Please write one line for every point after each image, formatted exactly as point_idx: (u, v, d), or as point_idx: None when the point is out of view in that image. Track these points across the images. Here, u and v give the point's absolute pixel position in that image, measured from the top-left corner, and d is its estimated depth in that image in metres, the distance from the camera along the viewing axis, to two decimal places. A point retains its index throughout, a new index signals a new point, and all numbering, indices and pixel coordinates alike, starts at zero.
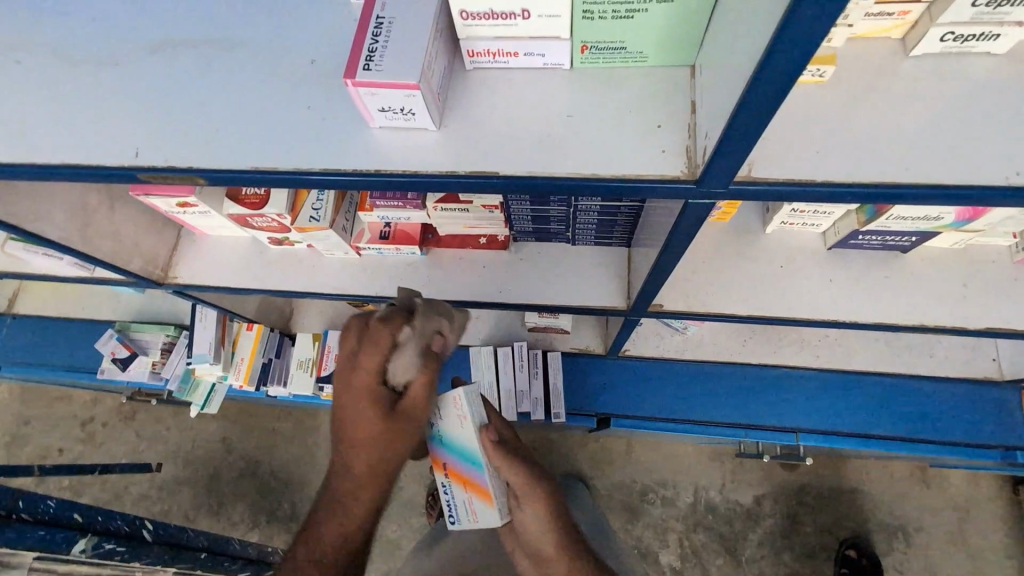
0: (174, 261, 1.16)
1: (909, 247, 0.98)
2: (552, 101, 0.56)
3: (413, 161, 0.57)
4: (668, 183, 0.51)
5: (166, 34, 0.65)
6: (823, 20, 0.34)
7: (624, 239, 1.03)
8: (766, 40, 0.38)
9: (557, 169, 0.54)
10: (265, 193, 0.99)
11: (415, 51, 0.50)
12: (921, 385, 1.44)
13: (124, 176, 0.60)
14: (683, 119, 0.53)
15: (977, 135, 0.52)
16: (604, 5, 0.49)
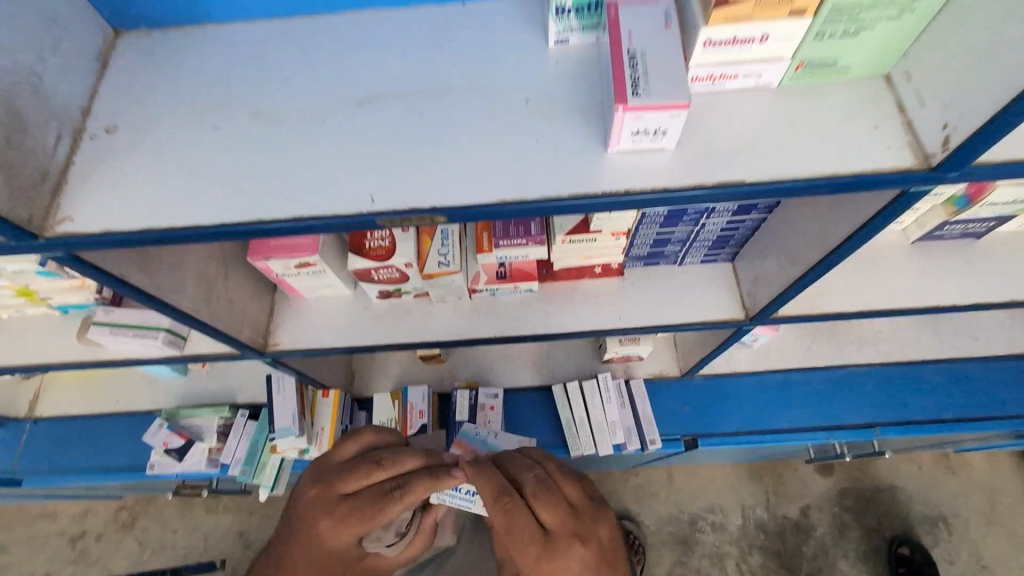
0: (273, 328, 1.12)
1: (983, 232, 1.10)
2: (768, 114, 0.62)
3: (652, 179, 0.60)
4: (906, 174, 0.57)
5: (370, 89, 0.68)
6: None
7: (731, 254, 1.09)
8: None
9: (797, 172, 0.59)
10: (390, 244, 0.99)
11: (674, 76, 0.55)
12: (972, 367, 1.54)
13: (363, 222, 0.62)
14: (897, 118, 0.60)
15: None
16: (839, 25, 0.56)
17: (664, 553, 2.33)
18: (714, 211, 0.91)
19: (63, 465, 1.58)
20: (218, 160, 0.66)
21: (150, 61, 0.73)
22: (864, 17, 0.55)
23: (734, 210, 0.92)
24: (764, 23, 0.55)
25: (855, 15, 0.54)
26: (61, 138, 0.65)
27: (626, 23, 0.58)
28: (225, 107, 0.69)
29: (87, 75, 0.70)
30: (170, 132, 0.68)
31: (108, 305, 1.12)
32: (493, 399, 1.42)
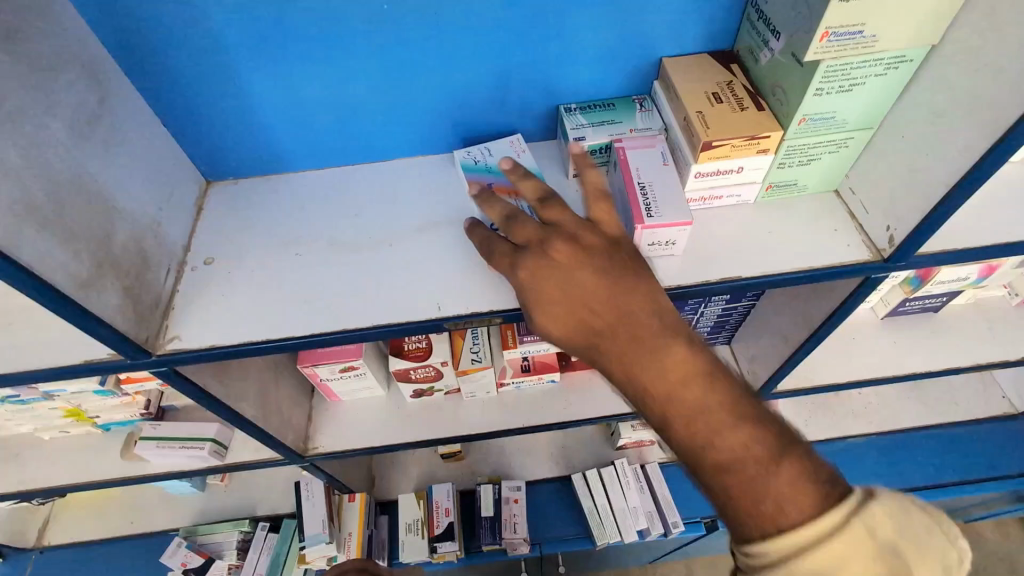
0: (312, 432, 1.18)
1: (940, 306, 1.25)
2: (751, 224, 0.79)
3: (666, 279, 0.75)
4: (865, 264, 0.72)
5: (427, 218, 0.84)
6: (1002, 158, 0.57)
7: (727, 337, 1.23)
8: (958, 170, 0.62)
9: (781, 267, 0.74)
10: (427, 345, 1.11)
11: (677, 200, 0.72)
12: (960, 430, 1.65)
13: (431, 326, 0.74)
14: (850, 223, 0.77)
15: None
16: (795, 158, 0.73)
17: None
18: (710, 301, 1.05)
19: None
20: (301, 281, 0.79)
21: (237, 203, 0.88)
22: (812, 151, 0.73)
23: (727, 298, 1.07)
24: (740, 159, 0.72)
25: (806, 151, 0.73)
26: (169, 271, 0.77)
27: (634, 162, 0.76)
28: (306, 237, 0.83)
29: (187, 218, 0.84)
30: (259, 260, 0.81)
31: (153, 420, 1.18)
32: (516, 492, 1.46)
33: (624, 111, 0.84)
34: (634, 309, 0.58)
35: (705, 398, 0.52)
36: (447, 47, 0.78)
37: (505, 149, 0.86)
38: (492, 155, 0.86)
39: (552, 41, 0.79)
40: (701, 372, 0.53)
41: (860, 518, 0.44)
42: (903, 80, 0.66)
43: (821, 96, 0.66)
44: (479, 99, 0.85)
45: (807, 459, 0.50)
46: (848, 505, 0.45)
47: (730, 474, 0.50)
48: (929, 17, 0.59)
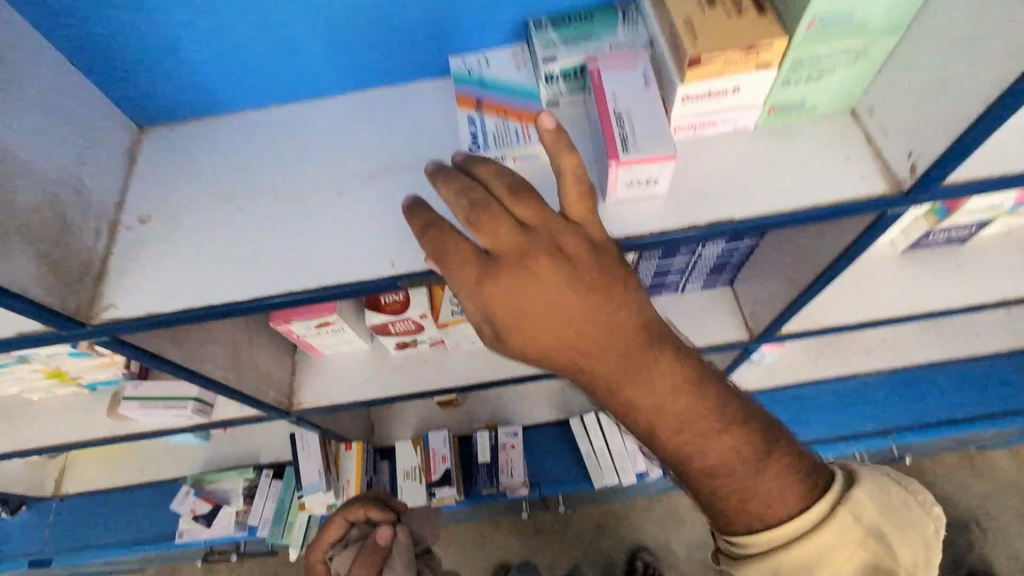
0: (296, 387, 1.16)
1: (968, 237, 1.14)
2: (749, 155, 0.68)
3: (648, 224, 0.66)
4: (880, 199, 0.62)
5: (381, 161, 0.74)
6: None
7: (730, 278, 1.14)
8: (1000, 79, 0.50)
9: (781, 206, 0.64)
10: (405, 298, 1.04)
11: (659, 131, 0.61)
12: (979, 365, 1.56)
13: (386, 285, 0.67)
14: (867, 149, 0.65)
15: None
16: (802, 73, 0.62)
17: None
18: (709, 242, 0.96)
19: (92, 541, 1.59)
20: (245, 238, 0.71)
21: (174, 151, 0.79)
22: (823, 64, 0.61)
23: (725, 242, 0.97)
24: (735, 77, 0.61)
25: (816, 63, 0.60)
26: (100, 233, 0.71)
27: (610, 87, 0.65)
28: (250, 188, 0.75)
29: (119, 172, 0.76)
30: (199, 215, 0.73)
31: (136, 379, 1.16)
32: (513, 438, 1.44)
33: (603, 24, 0.72)
34: (626, 308, 0.54)
35: (693, 407, 0.52)
36: None
37: (512, 59, 0.77)
38: (494, 64, 0.77)
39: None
40: (693, 382, 0.53)
41: (849, 504, 0.52)
42: None
43: None
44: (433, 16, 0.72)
45: (793, 457, 0.54)
46: (831, 496, 0.53)
47: (721, 479, 0.53)
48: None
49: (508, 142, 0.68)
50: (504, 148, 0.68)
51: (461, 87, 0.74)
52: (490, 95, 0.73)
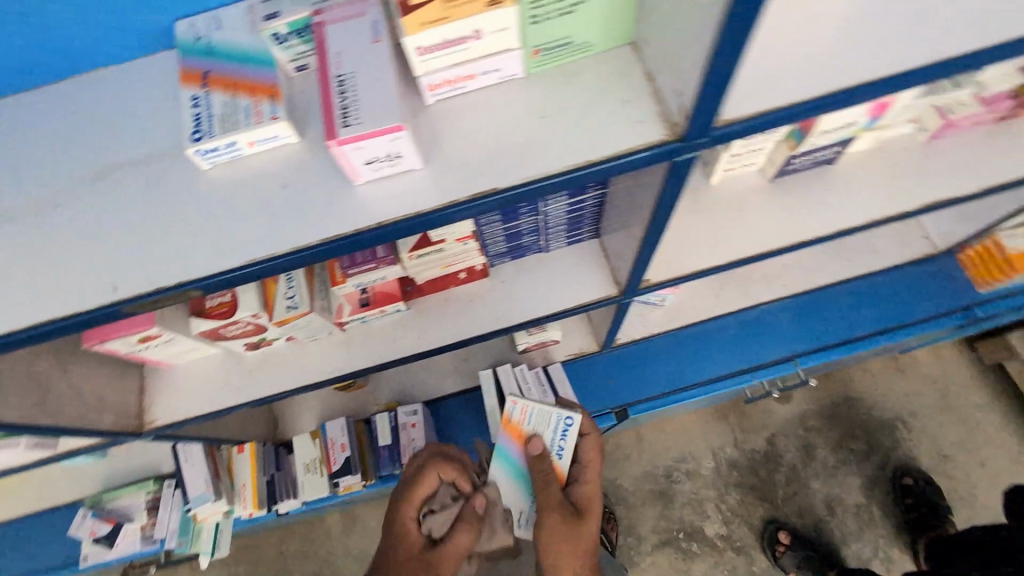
0: (147, 404, 1.07)
1: (835, 157, 1.07)
2: (520, 110, 0.59)
3: (407, 205, 0.56)
4: (656, 147, 0.54)
5: (106, 161, 0.62)
6: None
7: (593, 230, 1.07)
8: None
9: (550, 167, 0.55)
10: (231, 299, 0.94)
11: (386, 97, 0.51)
12: (875, 280, 1.56)
13: (108, 312, 0.56)
14: (644, 88, 0.57)
15: (901, 14, 0.58)
16: (549, 7, 0.51)
17: (645, 511, 2.15)
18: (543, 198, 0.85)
19: None
20: None
21: None
22: None
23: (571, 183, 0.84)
24: (467, 20, 0.50)
25: None
26: None
27: (333, 43, 0.53)
28: None
29: None
30: None
31: None
32: (412, 417, 1.38)
33: None
34: None
35: None
36: None
37: (244, 10, 0.61)
38: (228, 17, 0.62)
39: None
40: None
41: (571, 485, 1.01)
42: None
43: None
44: None
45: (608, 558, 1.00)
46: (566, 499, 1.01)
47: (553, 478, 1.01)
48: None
49: (235, 123, 0.56)
50: (229, 132, 0.56)
51: (181, 54, 0.60)
52: (212, 62, 0.59)
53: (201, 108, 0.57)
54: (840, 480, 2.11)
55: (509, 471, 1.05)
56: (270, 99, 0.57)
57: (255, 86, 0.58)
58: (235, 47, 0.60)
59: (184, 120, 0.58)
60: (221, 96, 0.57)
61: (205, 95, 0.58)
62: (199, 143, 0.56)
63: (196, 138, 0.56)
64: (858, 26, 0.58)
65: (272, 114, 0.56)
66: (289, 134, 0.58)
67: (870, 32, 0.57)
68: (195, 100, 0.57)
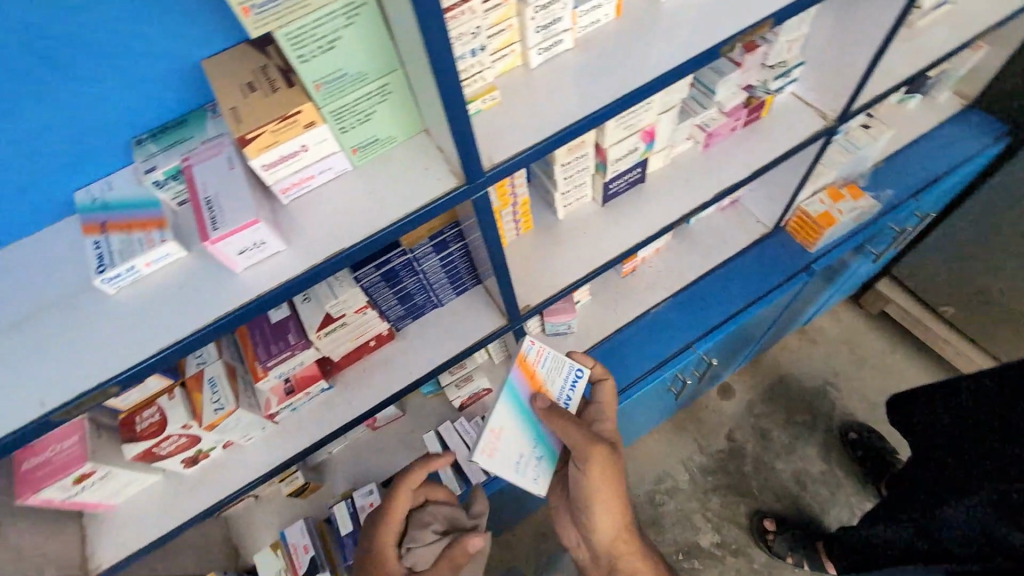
0: (91, 553, 1.08)
1: (642, 177, 1.34)
2: (354, 191, 0.79)
3: (282, 275, 0.73)
4: (453, 193, 0.76)
5: (19, 310, 0.73)
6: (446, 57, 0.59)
7: (474, 277, 1.26)
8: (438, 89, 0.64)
9: (381, 224, 0.75)
10: (162, 417, 1.03)
11: (245, 203, 0.70)
12: (733, 265, 1.86)
13: (36, 425, 0.65)
14: (436, 157, 0.80)
15: (594, 72, 0.86)
16: (351, 119, 0.74)
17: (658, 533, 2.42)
18: (410, 247, 1.03)
19: None
20: None
21: None
22: (363, 108, 0.74)
23: (432, 242, 1.07)
24: (294, 139, 0.71)
25: (355, 110, 0.73)
26: None
27: (200, 177, 0.73)
28: None
29: None
30: None
31: None
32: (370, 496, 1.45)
33: (194, 125, 0.79)
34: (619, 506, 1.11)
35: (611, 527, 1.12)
36: None
37: (132, 173, 0.81)
38: (116, 181, 0.81)
39: (57, 94, 0.72)
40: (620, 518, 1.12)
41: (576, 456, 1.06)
42: (376, 20, 0.65)
43: (309, 62, 0.65)
44: (25, 169, 0.75)
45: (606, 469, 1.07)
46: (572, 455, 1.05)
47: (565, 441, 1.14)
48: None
49: (132, 252, 0.72)
50: (129, 258, 0.71)
51: (82, 216, 0.78)
52: (112, 216, 0.77)
53: (105, 249, 0.74)
54: (797, 457, 2.51)
55: (522, 420, 1.06)
56: (160, 226, 0.74)
57: (145, 221, 0.75)
58: (129, 202, 0.78)
59: (88, 259, 0.73)
60: (119, 235, 0.74)
61: (107, 236, 0.74)
62: (99, 270, 0.71)
63: (97, 267, 0.71)
64: (570, 89, 0.85)
65: (162, 238, 0.73)
66: (181, 249, 0.75)
67: (580, 87, 0.84)
68: (91, 243, 0.74)
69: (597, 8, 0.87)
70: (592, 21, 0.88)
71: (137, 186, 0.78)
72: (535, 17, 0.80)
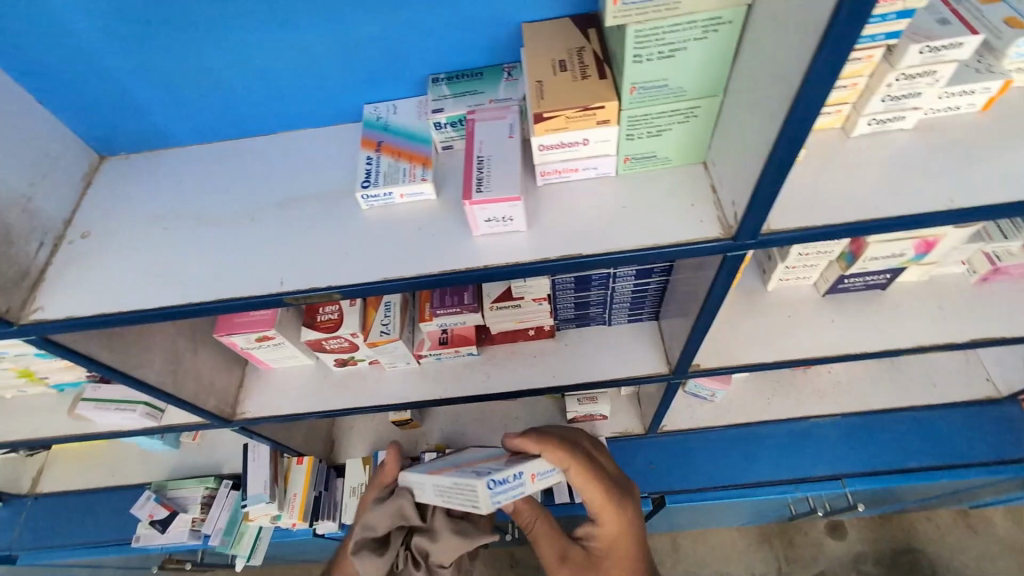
0: (241, 398, 1.23)
1: (886, 284, 1.16)
2: (607, 199, 0.75)
3: (511, 255, 0.72)
4: (713, 242, 0.68)
5: (291, 193, 0.83)
6: (805, 121, 0.51)
7: (653, 312, 1.19)
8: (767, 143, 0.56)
9: (624, 246, 0.71)
10: (339, 317, 1.12)
11: (512, 175, 0.69)
12: (932, 414, 1.56)
13: (273, 300, 0.74)
14: (709, 197, 0.72)
15: (927, 168, 0.72)
16: (643, 129, 0.69)
17: None
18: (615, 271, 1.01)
19: (63, 541, 1.66)
20: (160, 253, 0.80)
21: (119, 178, 0.89)
22: (660, 123, 0.68)
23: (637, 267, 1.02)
24: (581, 130, 0.69)
25: (651, 121, 0.68)
26: (43, 244, 0.79)
27: (479, 134, 0.73)
28: (172, 212, 0.84)
29: (72, 192, 0.86)
30: (124, 233, 0.83)
31: (97, 382, 1.24)
32: None
33: (489, 81, 0.81)
34: None
35: None
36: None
37: (416, 106, 0.86)
38: (401, 108, 0.86)
39: (394, 20, 0.76)
40: None
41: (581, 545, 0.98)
42: (730, 42, 0.59)
43: (641, 64, 0.60)
44: (341, 74, 0.82)
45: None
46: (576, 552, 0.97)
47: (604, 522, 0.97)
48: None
49: (395, 179, 0.76)
50: (391, 184, 0.76)
51: (363, 129, 0.84)
52: (387, 139, 0.82)
53: (374, 168, 0.79)
54: None
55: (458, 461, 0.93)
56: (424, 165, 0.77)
57: (414, 155, 0.79)
58: (405, 132, 0.82)
59: (357, 171, 0.79)
60: (388, 159, 0.79)
61: (378, 157, 0.79)
62: (364, 184, 0.76)
63: (362, 180, 0.76)
64: (892, 175, 0.72)
65: (423, 177, 0.76)
66: (432, 193, 0.77)
67: (901, 180, 0.71)
68: (364, 157, 0.79)
69: (965, 94, 0.73)
70: (948, 107, 0.75)
71: (417, 122, 0.83)
72: (892, 85, 0.70)
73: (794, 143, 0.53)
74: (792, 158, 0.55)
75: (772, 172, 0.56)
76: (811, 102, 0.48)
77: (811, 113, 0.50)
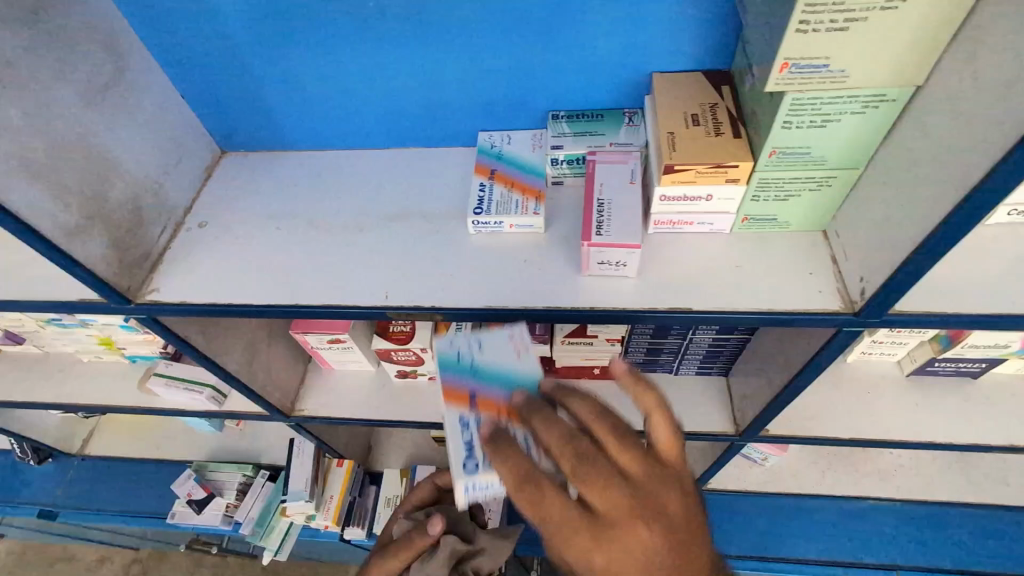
0: (301, 395, 1.25)
1: (979, 373, 1.10)
2: (718, 257, 0.74)
3: (617, 301, 0.72)
4: (832, 316, 0.66)
5: (400, 209, 0.85)
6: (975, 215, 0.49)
7: (725, 368, 1.16)
8: (921, 230, 0.54)
9: (736, 306, 0.70)
10: (411, 330, 1.13)
11: (632, 222, 0.69)
12: (1002, 515, 1.46)
13: (375, 313, 0.75)
14: (829, 268, 0.70)
15: None
16: (771, 192, 0.68)
17: None
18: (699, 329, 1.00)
19: (102, 506, 1.70)
20: (270, 252, 0.83)
21: (236, 174, 0.93)
22: (791, 188, 0.67)
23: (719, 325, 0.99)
24: (708, 187, 0.68)
25: (782, 186, 0.67)
26: (165, 228, 0.84)
27: (600, 176, 0.74)
28: (284, 213, 0.87)
29: (194, 182, 0.90)
30: (238, 227, 0.86)
31: (169, 358, 1.28)
32: None
33: (609, 124, 0.82)
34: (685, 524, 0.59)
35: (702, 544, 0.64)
36: (428, 23, 0.75)
37: (531, 138, 0.87)
38: (515, 138, 0.88)
39: (528, 55, 0.78)
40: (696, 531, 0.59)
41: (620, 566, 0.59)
42: (887, 120, 0.58)
43: (789, 130, 0.59)
44: (464, 100, 0.85)
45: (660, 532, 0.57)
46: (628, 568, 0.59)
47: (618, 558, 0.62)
48: (916, 42, 0.51)
49: (507, 209, 0.78)
50: (503, 214, 0.77)
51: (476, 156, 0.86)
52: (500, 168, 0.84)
53: (486, 196, 0.80)
54: None
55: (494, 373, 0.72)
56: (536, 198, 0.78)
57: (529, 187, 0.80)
58: (519, 163, 0.84)
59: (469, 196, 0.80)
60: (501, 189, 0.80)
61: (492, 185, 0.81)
62: (477, 208, 0.77)
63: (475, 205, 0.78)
64: None
65: (534, 210, 0.77)
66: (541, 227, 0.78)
67: None
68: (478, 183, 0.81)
69: None
70: None
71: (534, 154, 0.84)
72: None
73: (956, 235, 0.51)
74: (950, 248, 0.53)
75: (922, 259, 0.54)
76: (989, 198, 0.47)
77: (985, 209, 0.48)
